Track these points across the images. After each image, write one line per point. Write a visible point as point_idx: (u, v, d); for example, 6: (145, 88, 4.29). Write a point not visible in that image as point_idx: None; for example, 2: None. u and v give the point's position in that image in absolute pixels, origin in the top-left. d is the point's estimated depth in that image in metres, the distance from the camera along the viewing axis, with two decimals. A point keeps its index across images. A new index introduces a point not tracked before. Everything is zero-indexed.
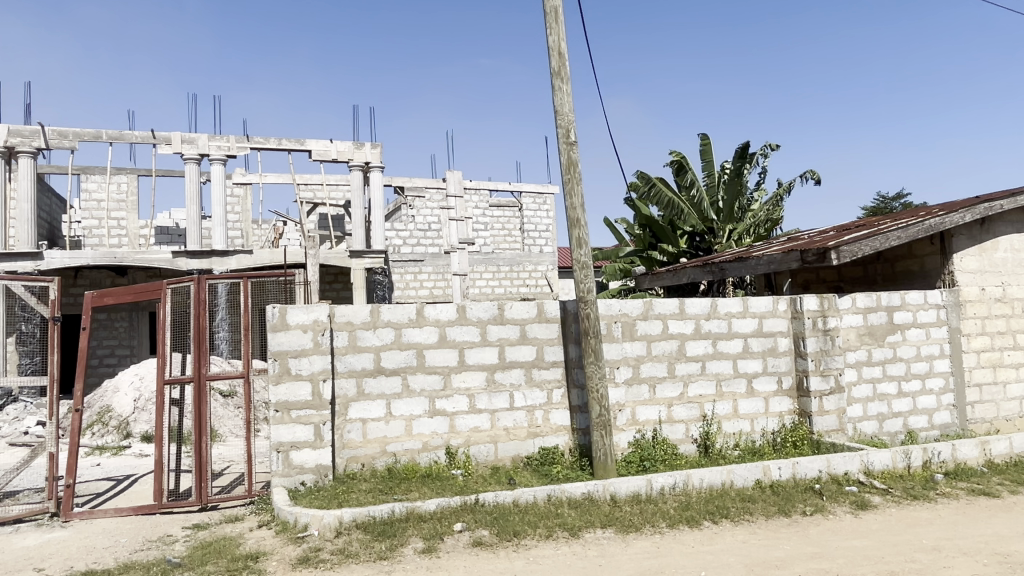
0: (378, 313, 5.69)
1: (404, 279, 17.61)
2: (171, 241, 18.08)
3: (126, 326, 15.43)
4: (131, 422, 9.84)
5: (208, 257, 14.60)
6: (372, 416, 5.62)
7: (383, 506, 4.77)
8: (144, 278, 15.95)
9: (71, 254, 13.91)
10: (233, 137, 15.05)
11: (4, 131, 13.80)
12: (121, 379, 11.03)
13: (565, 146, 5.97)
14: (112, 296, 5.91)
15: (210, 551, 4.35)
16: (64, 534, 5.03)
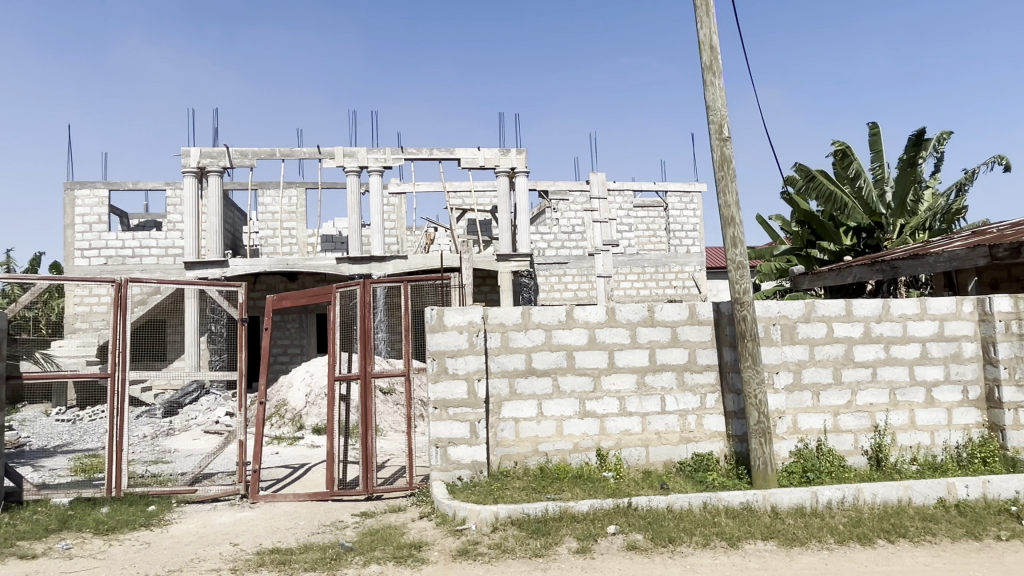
0: (529, 315, 5.79)
1: (549, 282, 17.80)
2: (335, 248, 19.50)
3: (297, 327, 16.84)
4: (304, 414, 10.73)
5: (367, 263, 15.57)
6: (524, 416, 5.74)
7: (537, 505, 4.86)
8: (312, 283, 17.32)
9: (251, 262, 15.41)
10: (389, 149, 15.97)
11: (198, 154, 15.68)
12: (295, 375, 12.03)
13: (717, 142, 5.77)
14: (290, 299, 6.46)
15: (378, 538, 4.64)
16: (253, 514, 5.58)
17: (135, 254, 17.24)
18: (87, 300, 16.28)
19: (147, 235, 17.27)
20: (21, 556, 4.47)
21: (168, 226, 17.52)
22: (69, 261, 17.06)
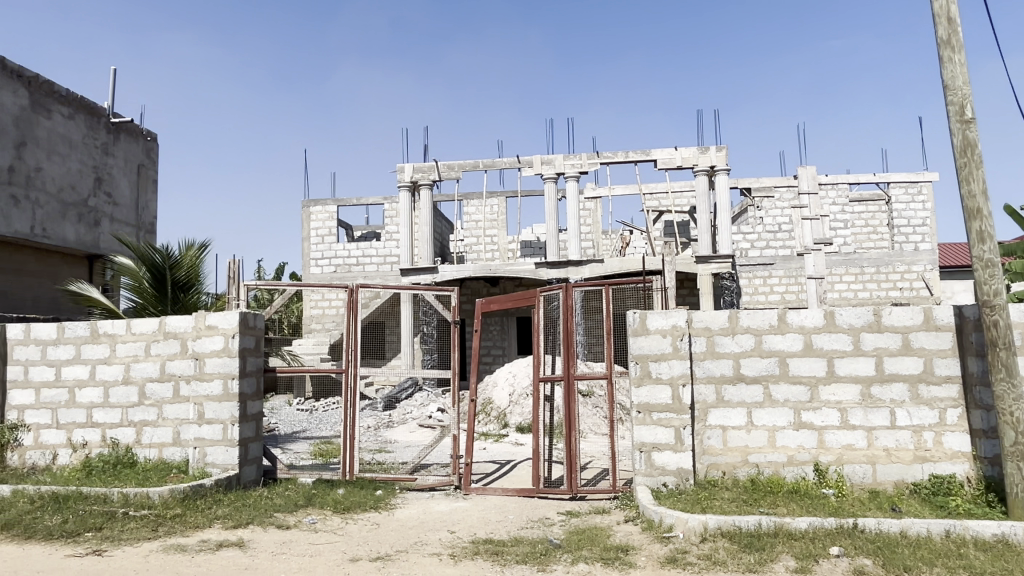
0: (737, 319, 5.57)
1: (752, 284, 16.90)
2: (533, 253, 20.15)
3: (499, 330, 17.63)
4: (508, 413, 11.21)
5: (565, 267, 15.88)
6: (733, 425, 5.52)
7: (750, 518, 4.64)
8: (513, 287, 18.03)
9: (458, 268, 16.38)
10: (585, 155, 16.17)
11: (411, 169, 17.01)
12: (499, 375, 12.62)
13: (958, 125, 5.12)
14: (497, 302, 6.77)
15: (586, 538, 4.71)
16: (466, 505, 5.93)
17: (359, 262, 19.14)
18: (320, 304, 18.36)
19: (369, 245, 19.10)
20: (278, 525, 5.16)
21: (386, 237, 19.24)
22: (306, 270, 19.36)
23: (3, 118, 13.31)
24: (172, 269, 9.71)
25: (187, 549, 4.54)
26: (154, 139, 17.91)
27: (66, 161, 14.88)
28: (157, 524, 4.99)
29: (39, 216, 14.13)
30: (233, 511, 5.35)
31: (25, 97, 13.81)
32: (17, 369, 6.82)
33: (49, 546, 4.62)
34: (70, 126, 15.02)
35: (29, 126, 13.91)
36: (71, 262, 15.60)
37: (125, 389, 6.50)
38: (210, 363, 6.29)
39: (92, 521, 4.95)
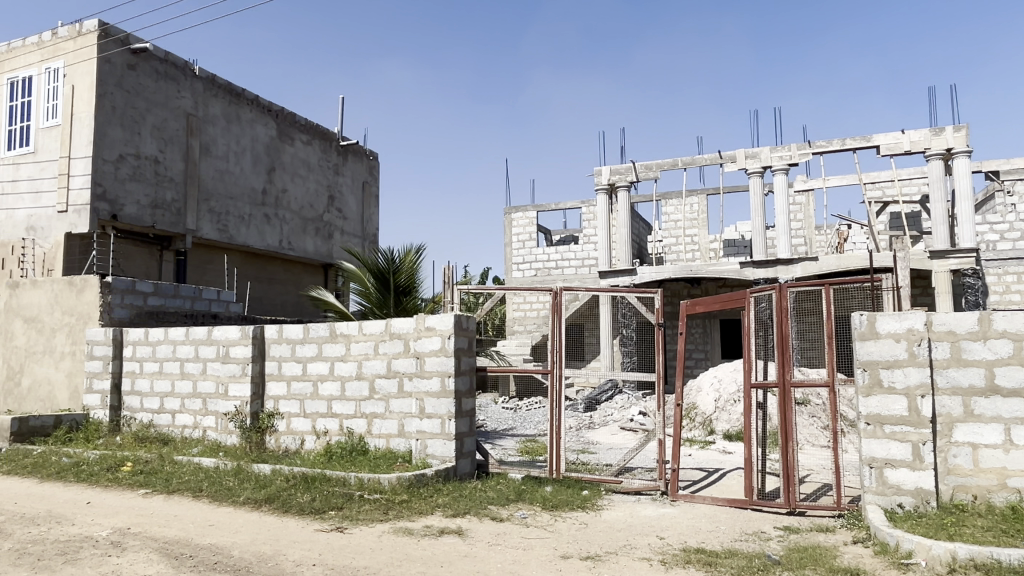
0: (989, 322, 4.90)
1: (1003, 282, 14.68)
2: (737, 252, 19.24)
3: (701, 333, 17.06)
4: (714, 419, 10.80)
5: (774, 266, 14.96)
6: (985, 442, 4.84)
7: (1012, 551, 4.02)
8: (716, 289, 17.36)
9: (657, 269, 16.07)
10: (795, 145, 15.13)
11: (608, 172, 17.05)
12: (704, 380, 12.22)
13: None
14: (704, 304, 6.51)
15: (808, 556, 4.40)
16: (674, 512, 5.81)
17: (558, 265, 19.56)
18: (522, 307, 19.01)
19: (567, 249, 19.44)
20: (492, 517, 5.43)
21: (584, 240, 19.47)
22: (508, 274, 20.19)
23: (258, 148, 15.47)
24: (393, 275, 10.63)
25: (413, 533, 4.95)
26: (376, 158, 19.76)
27: (305, 182, 16.93)
28: (388, 508, 5.49)
29: (285, 231, 16.22)
30: (451, 501, 5.72)
31: (273, 129, 15.93)
32: (272, 364, 7.87)
33: (301, 520, 5.28)
34: (308, 151, 17.07)
35: (277, 153, 16.02)
36: (310, 270, 17.71)
37: (358, 384, 7.23)
38: (430, 362, 6.78)
39: (335, 500, 5.57)
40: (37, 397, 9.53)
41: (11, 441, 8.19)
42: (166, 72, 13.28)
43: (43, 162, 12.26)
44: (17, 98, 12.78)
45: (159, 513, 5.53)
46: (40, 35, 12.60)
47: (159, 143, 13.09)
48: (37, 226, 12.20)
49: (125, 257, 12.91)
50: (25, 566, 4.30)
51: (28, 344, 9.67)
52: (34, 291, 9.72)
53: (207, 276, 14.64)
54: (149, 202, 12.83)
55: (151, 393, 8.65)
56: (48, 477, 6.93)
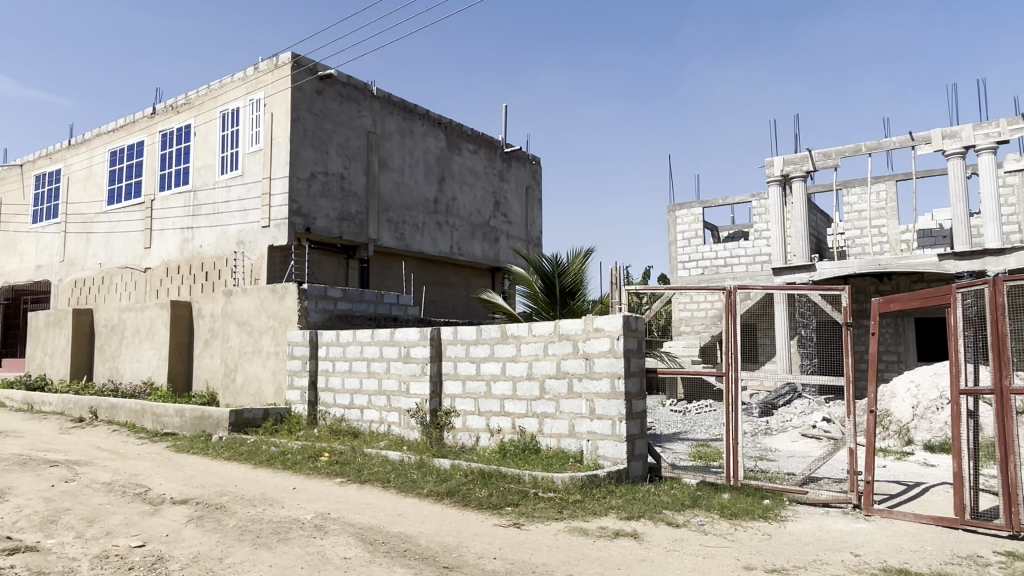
0: None
1: None
2: (934, 243, 17.36)
3: (892, 332, 15.62)
4: (912, 428, 9.81)
5: (981, 258, 13.32)
6: None
7: None
8: (909, 284, 15.78)
9: (839, 264, 14.82)
10: (1005, 120, 13.38)
11: (781, 162, 16.09)
12: (898, 385, 11.16)
13: None
14: (899, 301, 5.90)
15: None
16: (871, 528, 5.35)
17: (727, 263, 18.76)
18: (689, 306, 18.45)
19: (737, 245, 18.59)
20: (668, 522, 5.32)
21: (755, 235, 18.52)
22: (674, 273, 19.69)
23: (429, 159, 16.35)
24: (559, 277, 10.75)
25: (589, 533, 4.98)
26: (538, 162, 20.14)
27: (473, 189, 17.63)
28: (562, 507, 5.56)
29: (456, 237, 16.99)
30: (625, 503, 5.68)
31: (443, 140, 16.76)
32: (449, 364, 8.27)
33: (481, 514, 5.50)
34: (475, 160, 17.77)
35: (447, 163, 16.83)
36: (478, 274, 18.40)
37: (529, 383, 7.40)
38: (600, 363, 6.78)
39: (511, 497, 5.74)
40: (249, 391, 10.73)
41: (230, 431, 9.29)
42: (348, 95, 14.43)
43: (250, 183, 13.81)
44: (228, 128, 14.52)
45: (354, 500, 6.02)
46: (244, 71, 14.21)
47: (344, 160, 14.25)
48: (246, 240, 13.76)
49: (317, 266, 14.17)
50: (247, 541, 4.87)
51: (240, 344, 10.92)
52: (245, 298, 10.96)
53: (386, 281, 15.69)
54: (337, 215, 14.01)
55: (342, 390, 9.42)
56: (261, 463, 7.79)
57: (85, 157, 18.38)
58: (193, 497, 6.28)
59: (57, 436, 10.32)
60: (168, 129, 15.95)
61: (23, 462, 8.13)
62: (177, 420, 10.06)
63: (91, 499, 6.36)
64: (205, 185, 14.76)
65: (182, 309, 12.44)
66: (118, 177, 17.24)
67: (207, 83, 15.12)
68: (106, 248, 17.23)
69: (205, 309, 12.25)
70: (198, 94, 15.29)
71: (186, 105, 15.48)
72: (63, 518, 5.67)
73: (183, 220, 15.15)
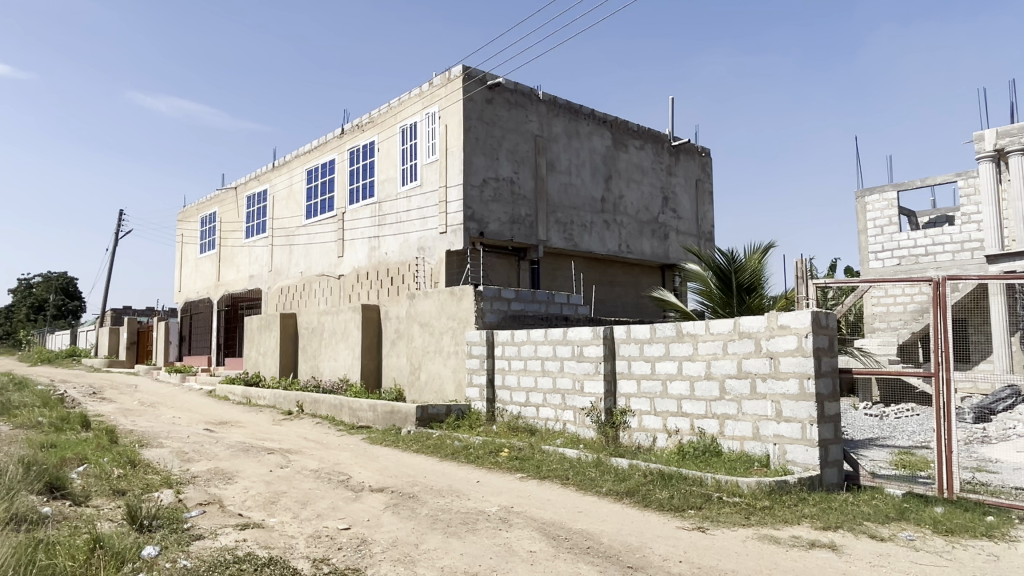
0: None
1: None
2: None
3: None
4: None
5: None
6: None
7: None
8: None
9: None
10: None
11: (994, 135, 14.33)
12: None
13: None
14: None
15: None
16: None
17: (928, 252, 16.91)
18: (884, 301, 16.78)
19: (941, 231, 16.67)
20: (871, 535, 4.90)
21: (962, 219, 16.53)
22: (865, 264, 18.12)
23: (596, 158, 16.36)
24: (736, 272, 10.27)
25: (781, 542, 4.71)
26: (708, 154, 19.44)
27: (640, 186, 17.39)
28: (749, 513, 5.31)
29: (624, 235, 16.85)
30: (820, 512, 5.31)
31: (609, 138, 16.69)
32: (622, 363, 8.22)
33: (663, 515, 5.41)
34: (642, 156, 17.51)
35: (613, 161, 16.74)
36: (648, 271, 18.11)
37: (708, 383, 7.17)
38: (786, 362, 6.40)
39: (694, 500, 5.58)
40: (432, 388, 11.36)
41: (416, 425, 9.90)
42: (516, 101, 14.82)
43: (428, 193, 14.64)
44: (407, 141, 15.50)
45: (535, 496, 6.17)
46: (420, 87, 15.11)
47: (513, 165, 14.66)
48: (426, 246, 14.60)
49: (491, 268, 14.70)
50: (439, 530, 5.16)
51: (423, 344, 11.60)
52: (426, 300, 11.63)
53: (557, 282, 15.91)
54: (508, 218, 14.44)
55: (518, 388, 9.68)
56: (446, 457, 8.22)
57: (287, 177, 20.48)
58: (388, 486, 6.78)
59: (272, 427, 11.59)
60: (355, 147, 17.35)
61: (246, 449, 9.23)
62: (370, 415, 10.90)
63: (303, 484, 7.08)
64: (388, 196, 15.87)
65: (371, 312, 13.47)
66: (314, 193, 19.04)
67: (387, 102, 16.24)
68: (306, 258, 19.08)
69: (390, 312, 13.17)
70: (380, 113, 16.48)
71: (370, 123, 16.76)
72: (282, 500, 6.37)
73: (370, 230, 16.40)
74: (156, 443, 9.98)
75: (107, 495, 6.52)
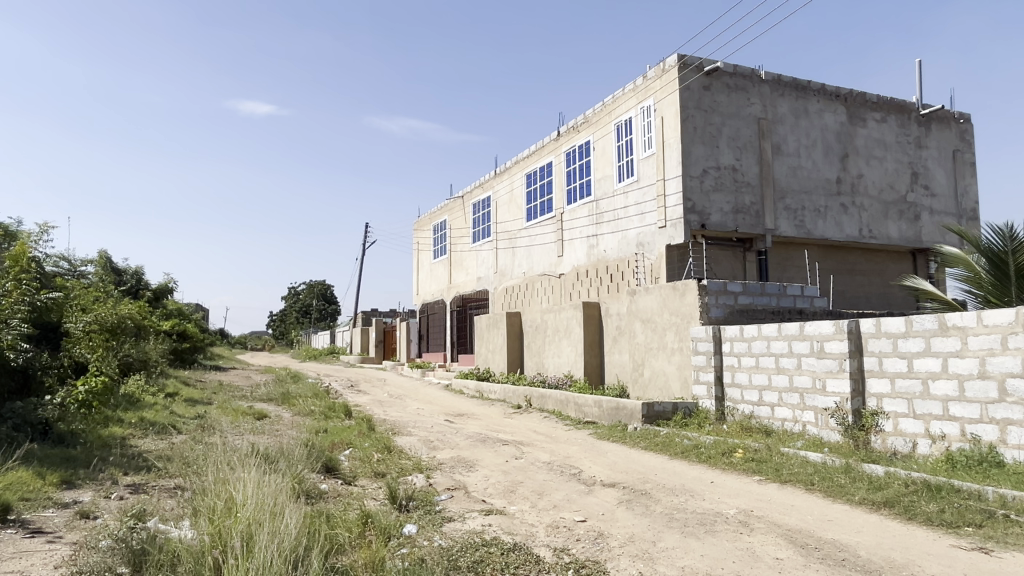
0: None
1: None
2: None
3: None
4: None
5: None
6: None
7: None
8: None
9: None
10: None
11: None
12: None
13: None
14: None
15: None
16: None
17: None
18: None
19: None
20: None
21: None
22: None
23: (829, 137, 15.00)
24: (1014, 254, 8.74)
25: None
26: (968, 120, 16.90)
27: (883, 163, 15.63)
28: None
29: (866, 219, 15.26)
30: None
31: (844, 114, 15.22)
32: (872, 360, 7.46)
33: (933, 531, 4.81)
34: (884, 129, 15.72)
35: (850, 138, 15.23)
36: (896, 258, 16.22)
37: (984, 384, 6.23)
38: None
39: (971, 515, 4.89)
40: (656, 385, 11.21)
41: (643, 422, 9.83)
42: (736, 84, 14.11)
43: (645, 187, 14.48)
44: (622, 138, 15.47)
45: (777, 500, 5.82)
46: (634, 82, 14.99)
47: (735, 151, 13.98)
48: (645, 242, 14.45)
49: (714, 261, 14.15)
50: (677, 529, 5.08)
51: (646, 341, 11.48)
52: (648, 296, 11.49)
53: (788, 273, 14.83)
54: (731, 208, 13.79)
55: (750, 386, 9.20)
56: (676, 455, 8.07)
57: (508, 183, 21.53)
58: (620, 482, 6.82)
59: (504, 420, 12.23)
60: (572, 148, 17.71)
61: (483, 440, 9.86)
62: (596, 410, 11.04)
63: (538, 475, 7.39)
64: (606, 194, 15.96)
65: (593, 309, 13.65)
66: (534, 196, 19.77)
67: (602, 101, 16.36)
68: (528, 259, 19.89)
69: (611, 309, 13.22)
70: (595, 112, 16.65)
71: (585, 123, 17.01)
72: (519, 489, 6.70)
73: (588, 229, 16.63)
74: (406, 431, 11.06)
75: (370, 476, 7.36)
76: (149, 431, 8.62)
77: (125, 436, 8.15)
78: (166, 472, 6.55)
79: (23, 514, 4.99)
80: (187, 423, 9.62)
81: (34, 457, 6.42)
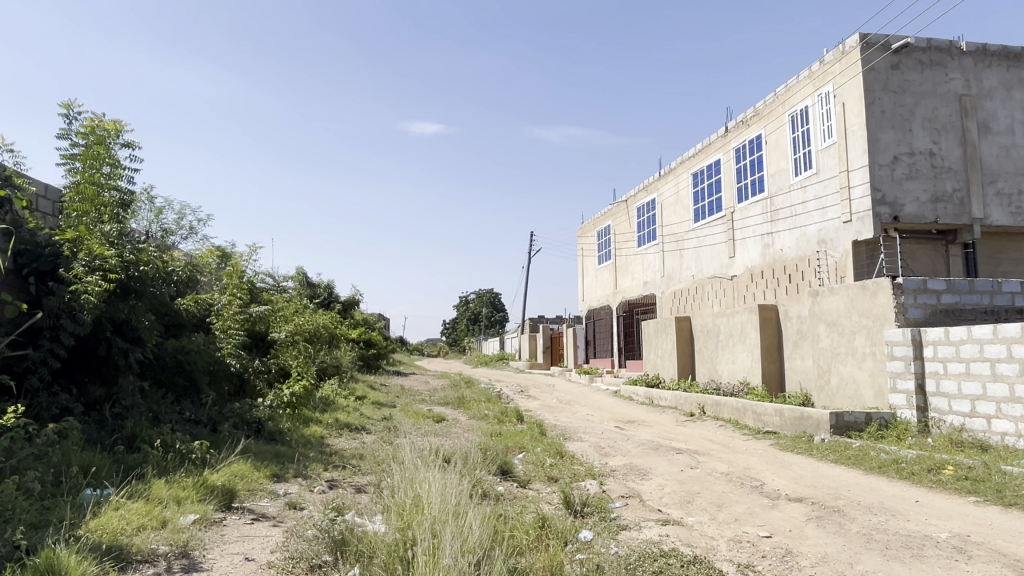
0: None
1: None
2: None
3: None
4: None
5: None
6: None
7: None
8: None
9: None
10: None
11: None
12: None
13: None
14: None
15: None
16: None
17: None
18: None
19: None
20: None
21: None
22: None
23: None
24: None
25: None
26: None
27: None
28: None
29: None
30: None
31: None
32: None
33: None
34: None
35: None
36: None
37: None
38: None
39: None
40: (845, 394, 10.31)
41: (831, 433, 9.13)
42: (931, 60, 12.72)
43: (827, 179, 13.43)
44: (798, 128, 14.52)
45: (1000, 526, 5.13)
46: (810, 68, 14.00)
47: (932, 134, 12.60)
48: (828, 238, 13.41)
49: (911, 256, 12.82)
50: (878, 551, 4.63)
51: (832, 345, 10.60)
52: (833, 297, 10.64)
53: (1002, 267, 13.10)
54: (930, 197, 12.43)
55: (960, 395, 8.18)
56: (872, 470, 7.39)
57: (673, 184, 21.01)
58: (808, 496, 6.36)
59: (677, 427, 11.89)
60: (742, 143, 16.92)
61: (656, 448, 9.65)
62: (777, 420, 10.39)
63: (716, 486, 7.08)
64: (781, 190, 15.03)
65: (770, 312, 12.88)
66: (701, 196, 19.15)
67: (773, 92, 15.49)
68: (696, 261, 19.24)
69: (791, 311, 12.40)
70: (766, 104, 15.80)
71: (756, 117, 16.21)
72: (697, 500, 6.47)
73: (763, 227, 15.75)
74: (576, 437, 11.11)
75: (543, 480, 7.47)
76: (343, 431, 9.44)
77: (323, 435, 8.95)
78: (359, 469, 7.10)
79: (244, 502, 5.65)
80: (374, 424, 10.38)
81: (250, 451, 7.23)
